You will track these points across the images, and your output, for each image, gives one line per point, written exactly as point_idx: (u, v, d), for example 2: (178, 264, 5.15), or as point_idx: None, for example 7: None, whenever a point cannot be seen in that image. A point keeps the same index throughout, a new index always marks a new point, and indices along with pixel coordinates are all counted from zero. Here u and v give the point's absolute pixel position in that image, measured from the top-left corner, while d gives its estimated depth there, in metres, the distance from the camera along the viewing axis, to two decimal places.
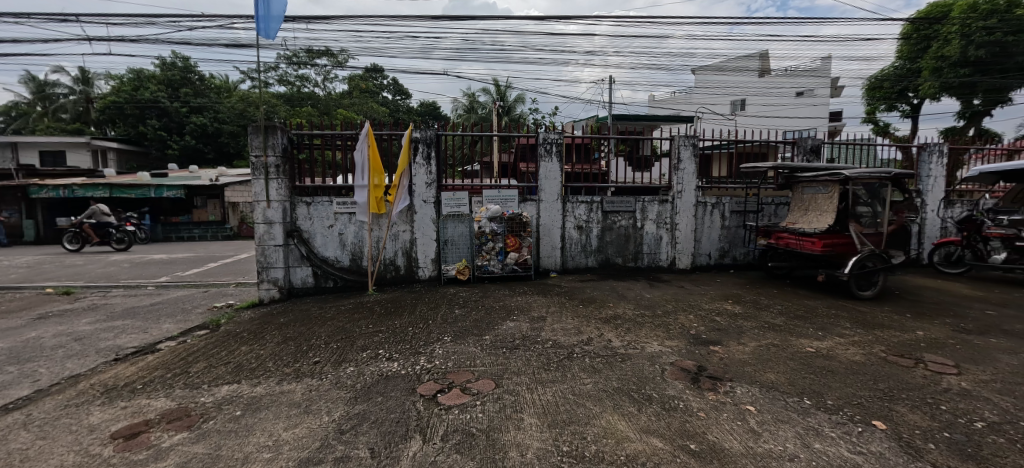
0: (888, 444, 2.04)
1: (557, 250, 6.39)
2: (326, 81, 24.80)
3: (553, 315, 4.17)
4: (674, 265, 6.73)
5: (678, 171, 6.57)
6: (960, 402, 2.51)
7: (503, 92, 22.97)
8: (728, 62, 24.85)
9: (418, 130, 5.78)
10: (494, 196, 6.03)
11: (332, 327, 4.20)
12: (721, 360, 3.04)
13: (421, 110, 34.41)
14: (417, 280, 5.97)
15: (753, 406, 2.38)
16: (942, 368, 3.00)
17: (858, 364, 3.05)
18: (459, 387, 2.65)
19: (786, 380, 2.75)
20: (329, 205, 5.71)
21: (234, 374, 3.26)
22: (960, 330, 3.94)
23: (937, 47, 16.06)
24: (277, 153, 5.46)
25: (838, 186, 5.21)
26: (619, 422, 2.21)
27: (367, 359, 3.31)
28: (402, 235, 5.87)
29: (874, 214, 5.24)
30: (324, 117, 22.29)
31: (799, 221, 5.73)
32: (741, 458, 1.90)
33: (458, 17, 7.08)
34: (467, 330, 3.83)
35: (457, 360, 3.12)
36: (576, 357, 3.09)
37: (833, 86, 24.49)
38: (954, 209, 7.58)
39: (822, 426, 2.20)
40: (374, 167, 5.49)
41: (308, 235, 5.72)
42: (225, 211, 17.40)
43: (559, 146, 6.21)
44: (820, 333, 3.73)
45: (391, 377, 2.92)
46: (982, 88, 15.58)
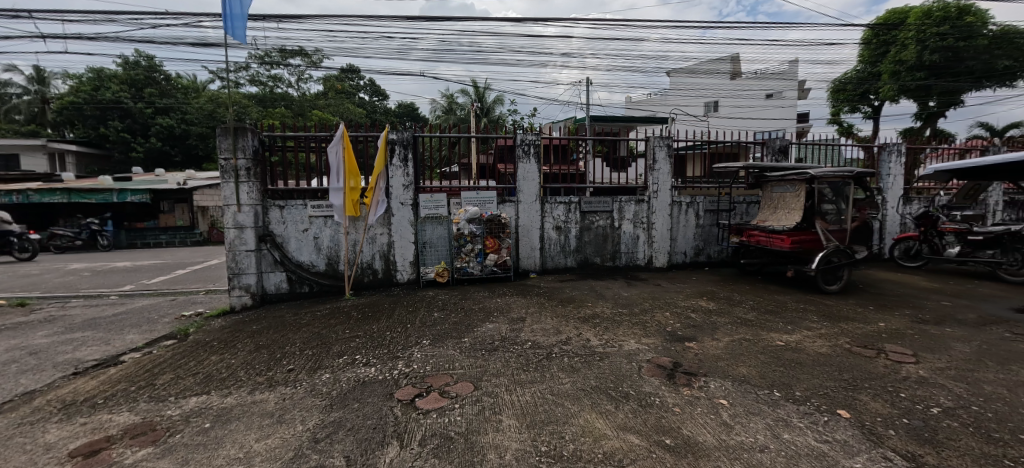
0: (852, 432, 2.13)
1: (536, 251, 6.42)
2: (300, 81, 24.21)
3: (533, 316, 4.18)
4: (651, 264, 6.85)
5: (654, 171, 6.69)
6: (917, 389, 2.64)
7: (481, 93, 22.93)
8: (701, 65, 25.52)
9: (394, 131, 5.71)
10: (472, 198, 6.02)
11: (307, 333, 4.10)
12: (695, 356, 3.11)
13: (399, 111, 33.98)
14: (395, 283, 5.90)
15: (726, 400, 2.44)
16: (901, 358, 3.15)
17: (825, 356, 3.17)
18: (438, 391, 2.63)
19: (757, 373, 2.84)
20: (303, 209, 5.56)
21: (203, 384, 3.14)
22: (918, 320, 4.15)
23: (896, 51, 16.88)
24: (247, 155, 5.29)
25: (804, 184, 5.41)
26: (596, 420, 2.23)
27: (343, 365, 3.25)
28: (379, 238, 5.78)
29: (838, 211, 5.46)
30: (299, 118, 21.75)
31: (769, 219, 5.92)
32: (714, 451, 1.95)
33: (434, 17, 7.03)
34: (447, 332, 3.80)
35: (436, 364, 3.10)
36: (554, 357, 3.11)
37: (800, 88, 25.44)
38: (912, 206, 7.98)
39: (791, 416, 2.28)
40: (350, 169, 5.40)
41: (281, 239, 5.57)
42: (194, 216, 16.81)
43: (537, 147, 6.24)
44: (789, 326, 3.86)
45: (368, 383, 2.87)
46: (936, 91, 16.45)
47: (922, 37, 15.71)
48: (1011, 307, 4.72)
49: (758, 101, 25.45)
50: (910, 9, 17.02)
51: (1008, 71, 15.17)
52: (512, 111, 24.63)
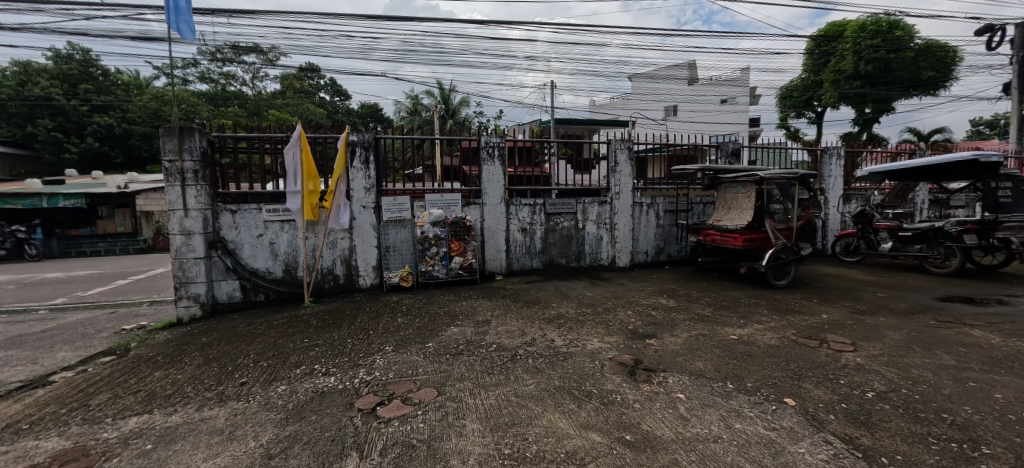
0: (797, 419, 2.26)
1: (501, 253, 6.42)
2: (255, 79, 23.10)
3: (498, 318, 4.17)
4: (615, 263, 7.02)
5: (616, 173, 6.86)
6: (855, 375, 2.85)
7: (447, 95, 22.73)
8: (660, 70, 26.47)
9: (354, 132, 5.54)
10: (436, 201, 5.95)
11: (262, 344, 3.90)
12: (655, 353, 3.21)
13: (362, 111, 33.04)
14: (358, 289, 5.73)
15: (683, 394, 2.53)
16: (841, 346, 3.38)
17: (774, 348, 3.35)
18: (400, 398, 2.57)
19: (712, 367, 2.95)
20: (258, 213, 5.31)
21: (144, 403, 2.92)
22: (857, 311, 4.46)
23: (835, 62, 18.16)
24: (195, 157, 4.99)
25: (755, 185, 5.71)
26: (560, 420, 2.25)
27: (301, 375, 3.12)
28: (340, 243, 5.60)
29: (785, 210, 5.80)
30: (254, 118, 20.74)
31: (723, 218, 6.20)
32: (671, 444, 2.02)
33: (396, 17, 6.90)
34: (411, 338, 3.73)
35: (399, 370, 3.03)
36: (519, 359, 3.12)
37: (751, 94, 26.86)
38: (851, 205, 8.59)
39: (742, 407, 2.39)
40: (307, 172, 5.21)
41: (233, 246, 5.28)
42: (137, 221, 15.66)
43: (501, 150, 6.25)
44: (743, 321, 4.06)
45: (327, 393, 2.77)
46: (871, 99, 17.84)
47: (858, 48, 16.99)
48: (935, 296, 5.17)
49: (714, 106, 26.62)
50: (847, 22, 18.38)
51: (932, 80, 16.81)
52: (478, 112, 24.56)
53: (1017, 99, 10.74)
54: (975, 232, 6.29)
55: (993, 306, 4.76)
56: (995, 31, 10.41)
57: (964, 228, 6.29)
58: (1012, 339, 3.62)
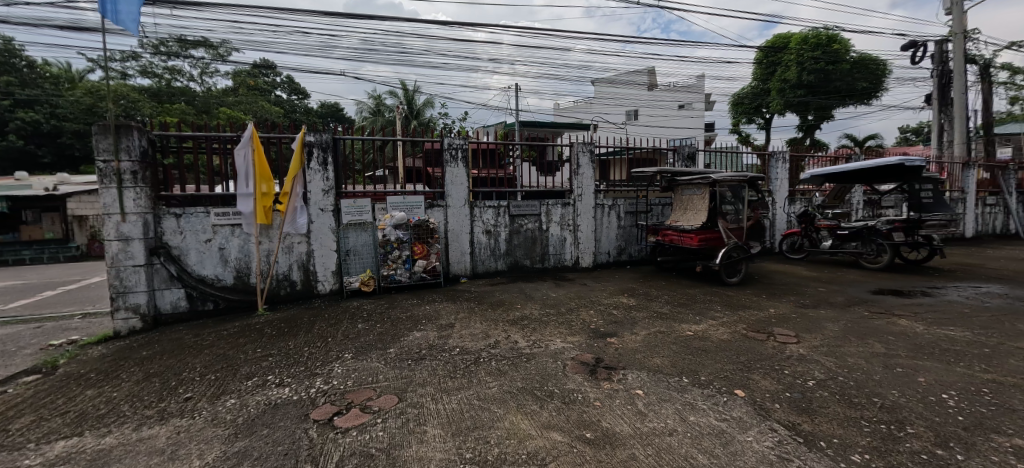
0: (746, 409, 2.39)
1: (466, 256, 6.38)
2: (204, 74, 21.77)
3: (462, 321, 4.14)
4: (578, 264, 7.14)
5: (578, 175, 6.99)
6: (797, 365, 3.04)
7: (410, 95, 22.37)
8: (621, 76, 27.23)
9: (311, 133, 5.34)
10: (398, 203, 5.84)
11: (210, 356, 3.68)
12: (615, 351, 3.29)
13: (321, 110, 31.85)
14: (316, 295, 5.52)
15: (641, 390, 2.60)
16: (787, 339, 3.60)
17: (726, 342, 3.51)
18: (358, 407, 2.49)
19: (669, 363, 3.06)
20: (205, 217, 5.01)
21: (74, 425, 2.68)
22: (801, 305, 4.76)
23: (781, 71, 19.33)
24: (134, 157, 4.63)
25: (708, 187, 5.99)
26: (522, 421, 2.26)
27: (253, 388, 2.96)
28: (297, 247, 5.37)
29: (736, 211, 6.09)
30: (203, 116, 19.54)
31: (680, 219, 6.45)
32: (630, 439, 2.07)
33: (355, 14, 6.71)
34: (371, 344, 3.63)
35: (358, 378, 2.94)
36: (482, 362, 3.10)
37: (706, 100, 28.16)
38: (796, 205, 9.17)
39: (696, 400, 2.49)
40: (260, 173, 4.96)
41: (178, 252, 4.95)
42: (68, 227, 14.39)
43: (465, 152, 6.23)
44: (698, 317, 4.23)
45: (280, 405, 2.64)
46: (813, 106, 19.13)
47: (801, 60, 18.18)
48: (869, 289, 5.61)
49: (671, 111, 27.67)
50: (792, 34, 19.65)
51: (865, 91, 18.33)
52: (443, 113, 24.32)
53: (936, 109, 11.87)
54: (902, 229, 6.88)
55: (917, 297, 5.23)
56: (917, 46, 11.46)
57: (892, 227, 6.86)
58: (933, 327, 3.98)
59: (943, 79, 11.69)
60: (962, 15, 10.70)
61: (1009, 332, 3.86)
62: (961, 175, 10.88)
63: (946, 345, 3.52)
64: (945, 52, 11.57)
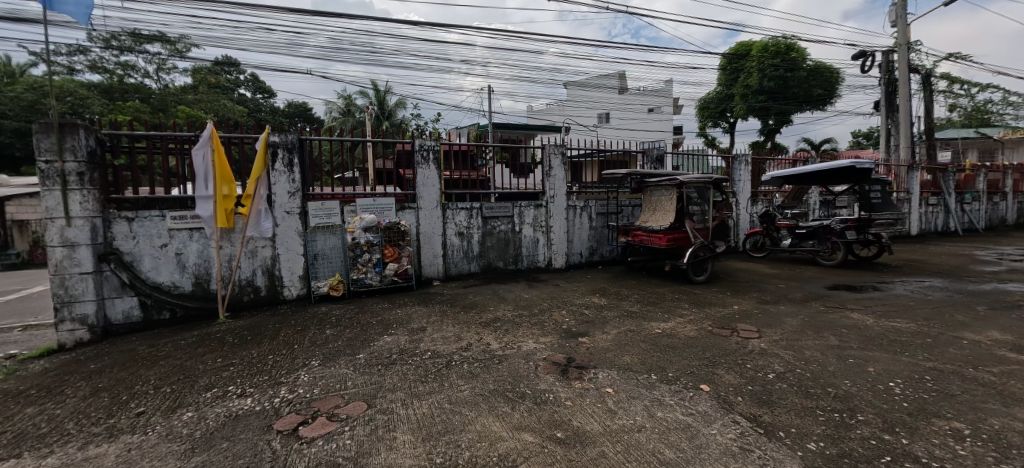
0: (710, 403, 2.47)
1: (438, 258, 6.31)
2: (160, 71, 20.67)
3: (434, 324, 4.09)
4: (551, 265, 7.21)
5: (550, 177, 7.05)
6: (758, 359, 3.17)
7: (381, 96, 21.97)
8: (592, 79, 27.67)
9: (276, 133, 5.17)
10: (368, 205, 5.72)
11: (165, 367, 3.49)
12: (586, 350, 3.33)
13: (287, 110, 30.85)
14: (282, 301, 5.33)
15: (611, 389, 2.65)
16: (749, 334, 3.75)
17: (693, 339, 3.62)
18: (325, 415, 2.42)
19: (638, 360, 3.13)
20: (161, 220, 4.76)
21: (9, 446, 2.47)
22: (763, 301, 4.97)
23: (744, 78, 20.17)
24: (80, 158, 4.33)
25: (675, 189, 6.17)
26: (493, 424, 2.25)
27: (213, 399, 2.83)
28: (261, 252, 5.18)
29: (702, 212, 6.29)
30: (159, 114, 18.55)
31: (649, 220, 6.60)
32: (599, 437, 2.11)
33: (322, 12, 6.53)
34: (340, 350, 3.54)
35: (325, 385, 2.86)
36: (454, 365, 3.08)
37: (674, 104, 29.02)
38: (758, 206, 9.55)
39: (664, 396, 2.55)
40: (221, 175, 4.75)
41: (130, 258, 4.66)
42: (7, 232, 13.37)
43: (436, 153, 6.17)
44: (667, 315, 4.34)
45: (242, 417, 2.53)
46: (773, 111, 20.04)
47: (762, 67, 19.03)
48: (824, 285, 5.92)
49: (641, 114, 28.33)
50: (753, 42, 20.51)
51: (821, 97, 19.38)
52: (415, 114, 23.99)
53: (884, 115, 12.66)
54: (854, 228, 7.27)
55: (868, 292, 5.55)
56: (867, 56, 12.20)
57: (846, 225, 7.24)
58: (882, 319, 4.24)
59: (889, 88, 12.48)
60: (906, 27, 11.46)
61: (948, 322, 4.16)
62: (906, 177, 11.64)
63: (894, 336, 3.76)
64: (892, 62, 12.37)
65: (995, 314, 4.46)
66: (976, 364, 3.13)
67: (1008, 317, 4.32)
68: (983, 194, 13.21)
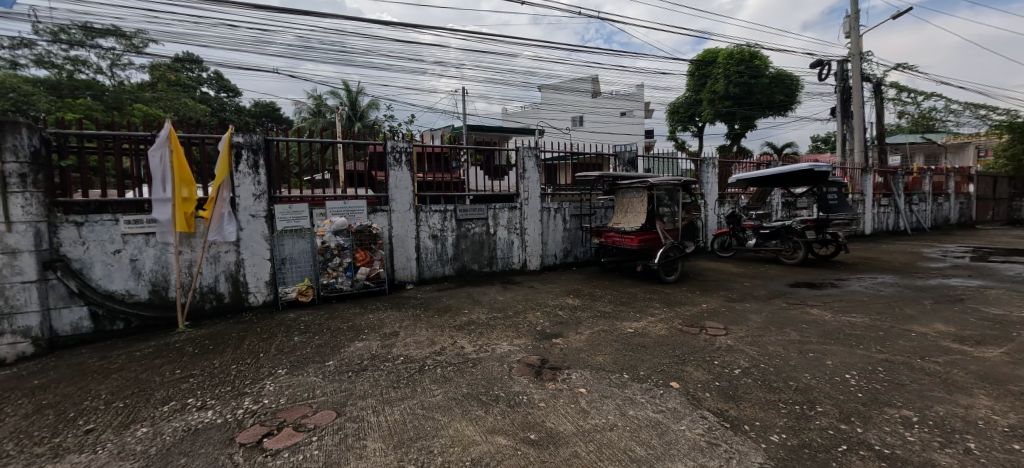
0: (679, 399, 2.53)
1: (412, 261, 6.22)
2: (115, 67, 19.54)
3: (407, 329, 4.03)
4: (526, 267, 7.23)
5: (524, 180, 7.08)
6: (725, 355, 3.27)
7: (353, 97, 21.53)
8: (566, 82, 28.02)
9: (239, 133, 4.99)
10: (339, 208, 5.58)
11: (117, 381, 3.29)
12: (560, 351, 3.36)
13: (254, 110, 29.77)
14: (247, 308, 5.12)
15: (584, 388, 2.67)
16: (716, 331, 3.87)
17: (664, 337, 3.71)
18: (292, 426, 2.33)
19: (610, 360, 3.17)
20: (114, 225, 4.49)
21: None
22: (730, 299, 5.14)
23: (711, 84, 20.91)
24: (23, 158, 4.02)
25: (646, 191, 6.30)
26: (466, 428, 2.23)
27: (170, 413, 2.68)
28: (224, 257, 4.97)
29: (672, 213, 6.45)
30: (112, 113, 17.49)
31: (621, 221, 6.71)
32: (572, 437, 2.12)
33: (288, 9, 6.33)
34: (308, 357, 3.43)
35: (293, 394, 2.76)
36: (427, 370, 3.03)
37: (645, 108, 29.71)
38: (725, 207, 9.88)
39: (635, 395, 2.59)
40: (180, 176, 4.53)
41: (79, 265, 4.37)
42: None
43: (409, 155, 6.09)
44: (639, 315, 4.43)
45: (201, 430, 2.41)
46: (738, 116, 20.85)
47: (728, 73, 19.80)
48: (787, 283, 6.17)
49: (614, 118, 28.87)
50: (720, 50, 21.28)
51: (782, 103, 20.34)
52: (388, 116, 23.58)
53: (840, 121, 13.36)
54: (814, 228, 7.62)
55: (826, 288, 5.83)
56: (823, 65, 12.86)
57: (806, 225, 7.58)
58: (838, 315, 4.46)
59: (844, 95, 13.19)
60: (859, 38, 12.16)
61: (899, 316, 4.42)
62: (860, 180, 12.32)
63: (850, 330, 3.96)
64: (846, 71, 13.09)
65: (940, 307, 4.77)
66: (923, 355, 3.33)
67: (951, 310, 4.63)
68: (929, 196, 14.11)
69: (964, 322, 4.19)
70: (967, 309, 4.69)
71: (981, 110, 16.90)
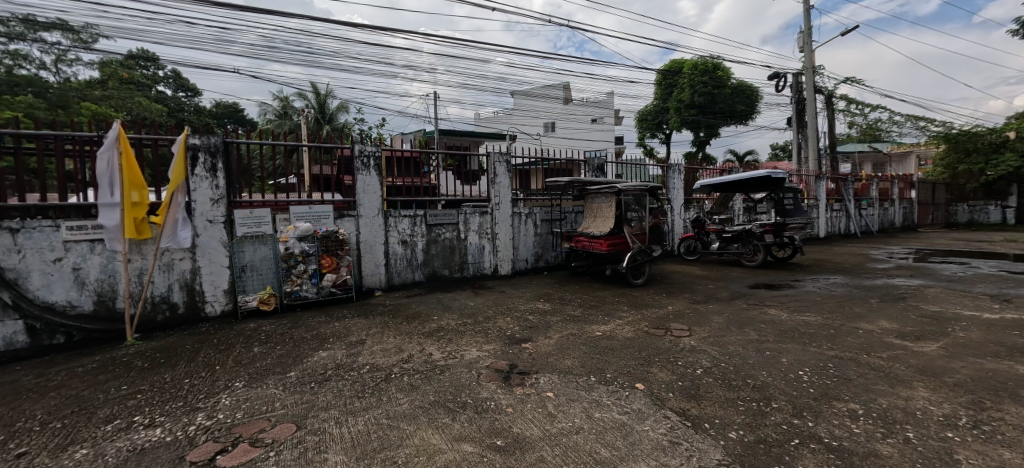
0: (644, 400, 2.59)
1: (381, 267, 6.10)
2: (60, 62, 18.28)
3: (374, 337, 3.94)
4: (497, 272, 7.23)
5: (495, 184, 7.08)
6: (687, 355, 3.39)
7: (322, 99, 21.00)
8: (538, 89, 28.41)
9: (195, 134, 4.77)
10: (304, 213, 5.42)
11: (55, 399, 3.04)
12: (529, 356, 3.37)
13: (215, 110, 28.50)
14: (203, 318, 4.87)
15: (551, 393, 2.69)
16: (681, 333, 3.98)
17: (631, 339, 3.78)
18: (248, 441, 2.23)
19: (578, 363, 3.21)
20: (55, 231, 4.18)
21: None
22: (694, 301, 5.31)
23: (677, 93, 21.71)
24: None
25: (614, 196, 6.43)
26: (432, 436, 2.20)
27: (116, 432, 2.51)
28: (178, 265, 4.71)
29: (639, 218, 6.60)
30: (56, 111, 16.23)
31: (590, 226, 6.81)
32: (538, 442, 2.13)
33: (250, 8, 6.11)
34: (268, 369, 3.30)
35: (251, 408, 2.64)
36: (393, 378, 2.98)
37: (615, 115, 30.44)
38: (690, 212, 10.20)
39: (601, 397, 2.63)
40: (131, 180, 4.28)
41: (13, 275, 4.03)
42: None
43: (377, 160, 5.99)
44: (607, 318, 4.51)
45: (148, 450, 2.27)
46: (703, 125, 21.69)
47: (692, 83, 20.64)
48: (747, 285, 6.43)
49: (585, 125, 29.41)
50: (685, 61, 22.15)
51: (743, 113, 21.36)
52: (359, 119, 23.10)
53: (795, 130, 14.13)
54: (772, 231, 7.99)
55: (783, 289, 6.11)
56: (780, 77, 13.60)
57: (765, 229, 7.94)
58: (794, 314, 4.70)
59: (799, 106, 13.98)
60: (811, 53, 12.92)
61: (848, 315, 4.69)
62: (815, 186, 13.02)
63: (804, 328, 4.17)
64: (800, 83, 13.88)
65: (884, 305, 5.09)
66: (869, 351, 3.55)
67: (894, 308, 4.95)
68: (875, 201, 15.08)
69: (905, 319, 4.49)
70: (908, 307, 5.02)
71: (921, 121, 18.23)
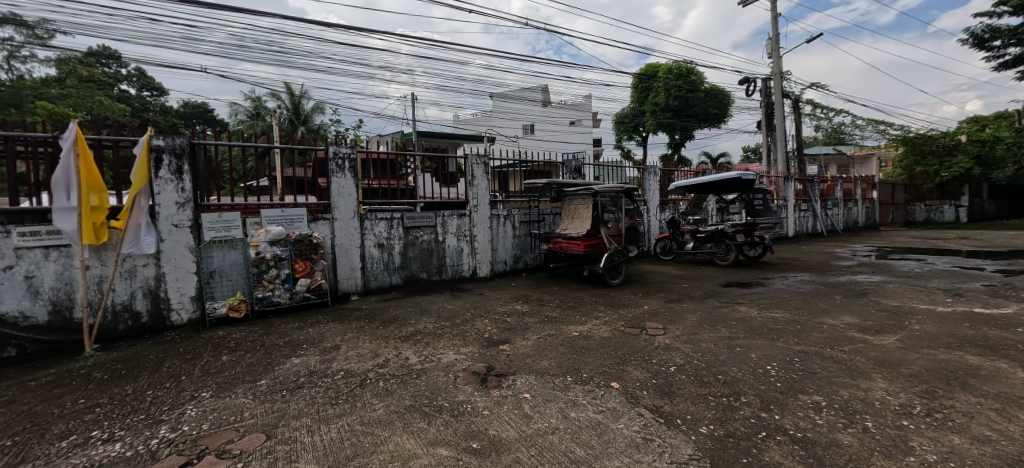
0: (618, 399, 2.63)
1: (356, 271, 5.99)
2: (13, 58, 17.28)
3: (350, 342, 3.87)
4: (475, 274, 7.22)
5: (473, 187, 7.07)
6: (661, 354, 3.46)
7: (296, 100, 20.52)
8: (517, 92, 28.54)
9: (160, 135, 4.59)
10: (276, 216, 5.29)
11: (3, 416, 2.87)
12: (506, 357, 3.37)
13: (183, 110, 27.48)
14: (169, 327, 4.68)
15: (528, 394, 2.70)
16: (655, 332, 4.07)
17: (608, 339, 3.84)
18: (215, 453, 2.16)
19: (555, 364, 3.23)
20: (5, 238, 3.95)
21: None
22: (669, 300, 5.43)
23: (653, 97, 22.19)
24: None
25: (591, 197, 6.51)
26: (407, 441, 2.18)
27: (71, 449, 2.38)
28: (141, 272, 4.52)
29: (615, 219, 6.69)
30: (8, 110, 15.27)
31: (568, 227, 6.86)
32: (514, 443, 2.13)
33: (219, 6, 5.93)
34: (237, 378, 3.19)
35: (219, 419, 2.56)
36: (368, 383, 2.93)
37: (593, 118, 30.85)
38: (665, 213, 10.42)
39: (577, 397, 2.66)
40: (88, 182, 4.06)
41: None
42: None
43: (353, 162, 5.91)
44: (584, 318, 4.56)
45: (107, 466, 2.16)
46: (678, 128, 22.22)
47: (667, 87, 21.15)
48: (720, 283, 6.61)
49: (563, 127, 29.69)
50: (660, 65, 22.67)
51: (716, 116, 21.98)
52: (335, 121, 22.66)
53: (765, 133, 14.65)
54: (743, 231, 8.24)
55: (754, 287, 6.30)
56: (750, 82, 14.06)
57: (736, 229, 8.18)
58: (763, 311, 4.85)
59: (768, 110, 14.50)
60: (779, 59, 13.41)
61: (814, 311, 4.88)
62: (784, 187, 13.50)
63: (772, 325, 4.31)
64: (769, 88, 14.39)
65: (847, 301, 5.33)
66: (833, 345, 3.70)
67: (856, 304, 5.18)
68: (840, 201, 15.75)
69: (866, 313, 4.70)
70: (869, 302, 5.27)
71: (881, 125, 19.14)
